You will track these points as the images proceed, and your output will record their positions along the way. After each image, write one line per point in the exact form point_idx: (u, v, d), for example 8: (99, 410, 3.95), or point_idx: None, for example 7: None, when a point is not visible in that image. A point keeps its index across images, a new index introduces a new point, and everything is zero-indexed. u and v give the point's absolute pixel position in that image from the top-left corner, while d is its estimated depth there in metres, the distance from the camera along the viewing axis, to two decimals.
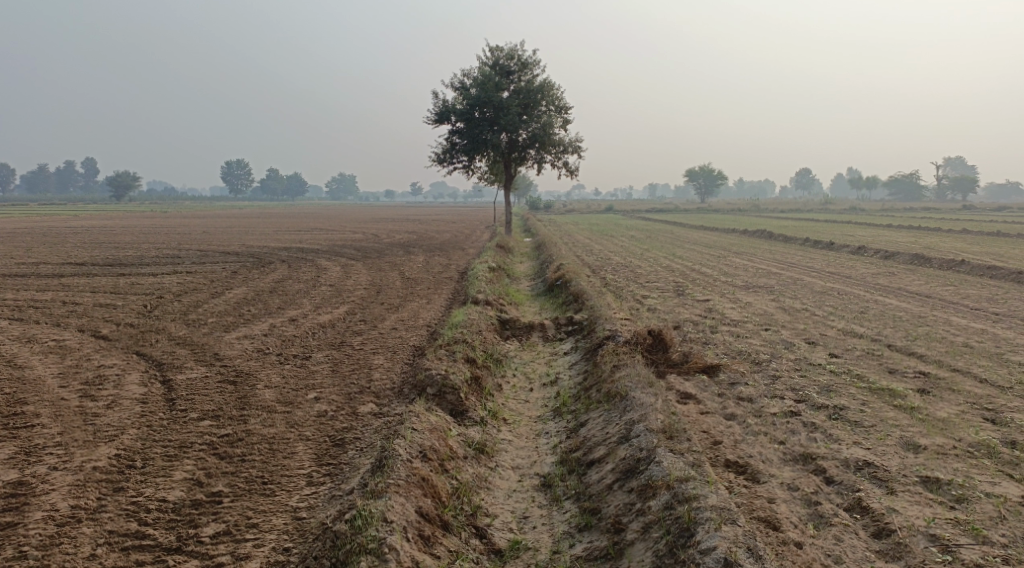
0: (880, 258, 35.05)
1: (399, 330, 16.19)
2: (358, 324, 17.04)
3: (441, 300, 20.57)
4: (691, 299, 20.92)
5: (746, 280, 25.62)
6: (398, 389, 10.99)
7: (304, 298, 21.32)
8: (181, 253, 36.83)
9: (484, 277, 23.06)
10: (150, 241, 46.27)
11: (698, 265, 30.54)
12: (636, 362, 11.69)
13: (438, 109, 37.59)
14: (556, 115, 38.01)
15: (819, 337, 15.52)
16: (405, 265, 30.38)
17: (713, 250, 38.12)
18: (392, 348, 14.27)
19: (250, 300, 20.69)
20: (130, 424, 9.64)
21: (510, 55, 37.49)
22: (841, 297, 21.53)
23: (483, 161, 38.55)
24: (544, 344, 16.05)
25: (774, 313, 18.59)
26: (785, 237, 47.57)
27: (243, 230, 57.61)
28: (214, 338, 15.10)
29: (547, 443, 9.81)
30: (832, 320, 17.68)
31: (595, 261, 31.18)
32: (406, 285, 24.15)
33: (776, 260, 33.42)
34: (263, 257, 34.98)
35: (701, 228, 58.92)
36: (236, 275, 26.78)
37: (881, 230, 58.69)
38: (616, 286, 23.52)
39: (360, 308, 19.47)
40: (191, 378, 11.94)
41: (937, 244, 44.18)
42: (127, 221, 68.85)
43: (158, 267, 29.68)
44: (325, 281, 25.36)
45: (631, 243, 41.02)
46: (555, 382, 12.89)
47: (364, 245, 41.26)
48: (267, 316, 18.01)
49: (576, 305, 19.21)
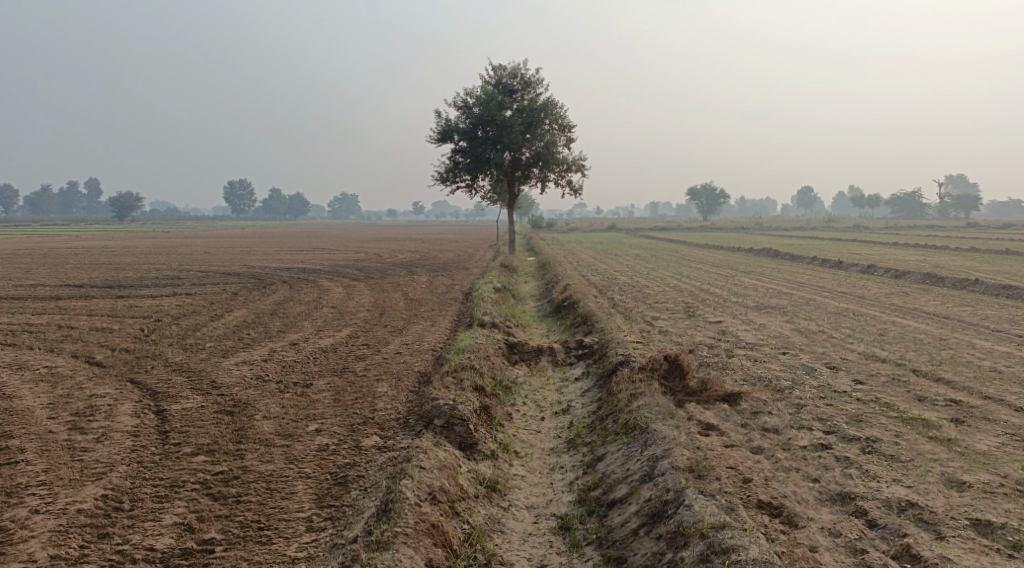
0: (890, 277, 34.51)
1: (404, 355, 15.62)
2: (361, 349, 16.47)
3: (446, 323, 20.00)
4: (702, 321, 20.36)
5: (756, 301, 25.05)
6: (403, 420, 10.40)
7: (305, 321, 20.73)
8: (182, 274, 36.27)
9: (490, 298, 22.50)
10: (150, 261, 45.70)
11: (707, 285, 29.98)
12: (653, 390, 11.13)
13: (441, 128, 37.19)
14: (560, 134, 37.60)
15: (840, 362, 14.96)
16: (409, 286, 29.84)
17: (720, 270, 37.57)
18: (396, 374, 13.69)
19: (249, 323, 20.12)
20: (119, 459, 9.07)
21: (513, 73, 37.13)
22: (856, 319, 20.96)
23: (486, 180, 38.09)
24: (553, 369, 15.47)
25: (790, 336, 18.02)
26: (792, 256, 47.05)
27: (244, 249, 57.06)
28: (211, 365, 14.52)
29: (562, 479, 9.22)
30: (851, 343, 17.13)
31: (601, 281, 30.64)
32: (410, 306, 23.58)
33: (785, 279, 32.86)
34: (264, 278, 34.43)
35: (706, 246, 58.42)
36: (236, 297, 26.23)
37: (887, 248, 58.18)
38: (624, 307, 22.98)
39: (363, 332, 18.90)
40: (186, 408, 11.36)
41: (946, 262, 43.64)
42: (128, 241, 68.43)
43: (157, 289, 29.13)
44: (326, 303, 24.79)
45: (636, 263, 40.47)
46: (568, 411, 12.29)
47: (366, 265, 40.72)
48: (267, 340, 17.43)
49: (585, 328, 18.64)
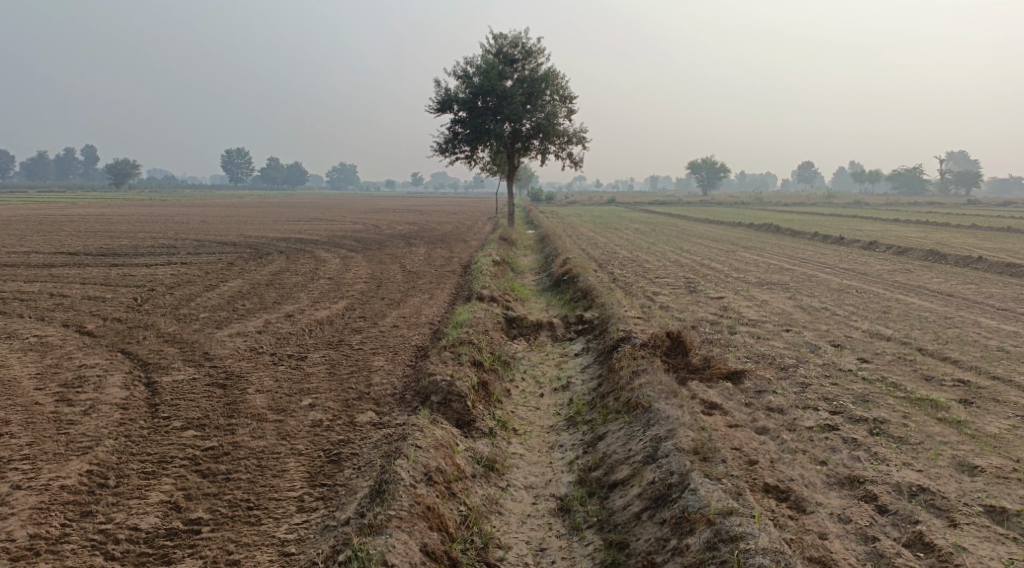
0: (892, 254, 34.22)
1: (401, 328, 15.34)
2: (357, 322, 16.17)
3: (444, 296, 19.70)
4: (704, 297, 20.07)
5: (758, 277, 24.74)
6: (399, 396, 10.13)
7: (301, 292, 20.41)
8: (177, 244, 35.87)
9: (488, 271, 22.19)
10: (145, 230, 45.26)
11: (708, 260, 29.66)
12: (656, 368, 10.87)
13: (441, 98, 36.68)
14: (561, 105, 37.08)
15: (845, 340, 14.70)
16: (407, 258, 29.51)
17: (721, 245, 37.23)
18: (393, 348, 13.41)
19: (244, 294, 19.81)
20: (105, 433, 8.80)
21: (515, 43, 36.54)
22: (859, 296, 20.68)
23: (486, 151, 37.61)
24: (553, 344, 15.20)
25: (793, 313, 17.75)
26: (793, 232, 46.69)
27: (241, 219, 56.59)
28: (204, 336, 14.23)
29: (562, 458, 8.99)
30: (855, 320, 16.86)
31: (601, 255, 30.33)
32: (407, 279, 23.26)
33: (786, 255, 32.56)
34: (261, 248, 34.07)
35: (707, 221, 58.03)
36: (231, 266, 25.88)
37: (887, 224, 57.85)
38: (625, 281, 22.68)
39: (360, 304, 18.60)
40: (177, 381, 11.07)
41: (948, 240, 43.32)
42: (125, 210, 68.01)
43: (151, 258, 28.78)
44: (323, 274, 24.47)
45: (636, 237, 40.12)
46: (567, 387, 12.03)
47: (364, 236, 40.34)
48: (262, 311, 17.14)
49: (585, 303, 18.35)
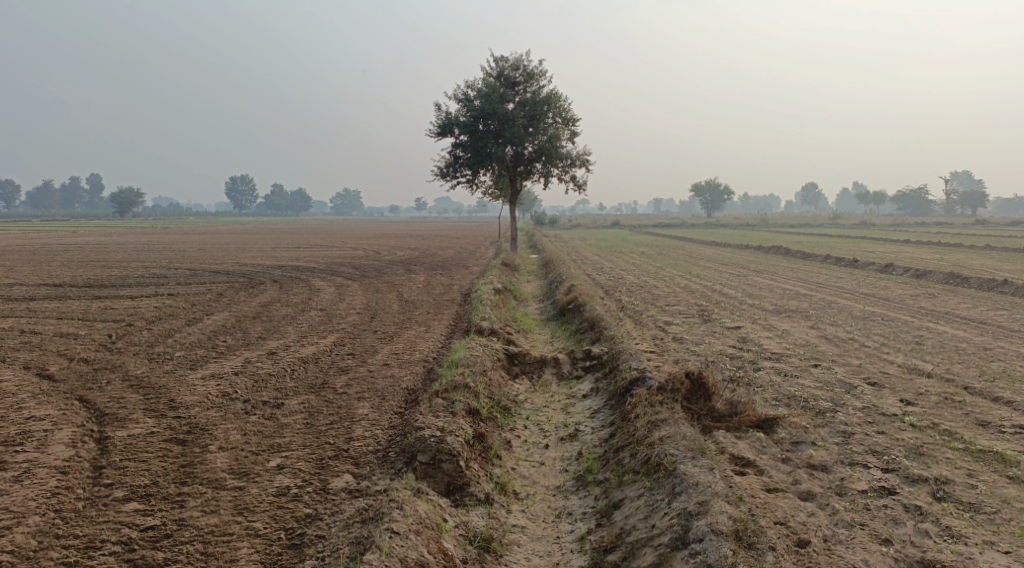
0: (911, 277, 32.82)
1: (392, 368, 13.97)
2: (345, 360, 14.80)
3: (441, 329, 18.35)
4: (719, 327, 18.74)
5: (774, 303, 23.36)
6: (382, 455, 8.77)
7: (289, 327, 19.05)
8: (167, 273, 34.53)
9: (489, 300, 20.84)
10: (139, 258, 44.00)
11: (720, 285, 28.31)
12: (678, 419, 9.51)
13: (441, 121, 35.56)
14: (564, 127, 35.91)
15: (880, 377, 13.33)
16: (406, 286, 28.24)
17: (731, 269, 35.86)
18: (381, 392, 12.05)
19: (226, 329, 18.50)
20: (33, 505, 7.46)
21: (516, 65, 35.44)
22: (886, 325, 19.29)
23: (487, 175, 36.42)
24: (558, 384, 13.83)
25: (818, 345, 16.35)
26: (804, 254, 45.35)
27: (238, 246, 55.31)
28: (173, 379, 12.89)
29: (571, 530, 7.81)
30: (887, 353, 15.52)
31: (608, 281, 29.03)
32: (403, 309, 21.94)
33: (800, 279, 31.18)
34: (254, 276, 32.80)
35: (714, 244, 56.62)
36: (219, 298, 24.52)
37: (899, 245, 56.38)
38: (634, 310, 21.37)
39: (350, 339, 17.27)
40: (131, 436, 9.73)
41: (965, 261, 41.96)
42: (122, 237, 66.64)
43: (137, 288, 27.52)
44: (314, 305, 23.14)
45: (643, 261, 38.79)
46: (576, 437, 10.64)
47: (363, 263, 39.05)
48: (243, 349, 15.82)
49: (592, 335, 17.02)
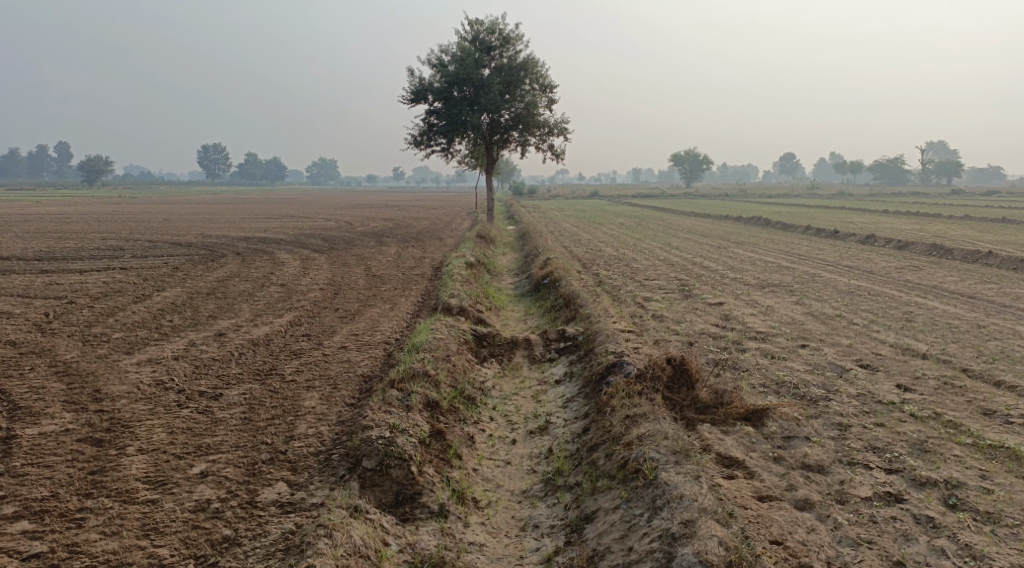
0: (894, 249, 32.03)
1: (349, 351, 12.90)
2: (298, 342, 13.72)
3: (408, 306, 17.28)
4: (701, 303, 17.82)
5: (757, 277, 22.44)
6: (324, 458, 7.87)
7: (245, 304, 17.91)
8: (125, 245, 33.15)
9: (459, 275, 19.76)
10: (99, 229, 42.37)
11: (700, 258, 27.40)
12: (659, 416, 8.55)
13: (414, 88, 34.19)
14: (541, 95, 34.65)
15: (873, 359, 12.43)
16: (374, 259, 27.10)
17: (712, 240, 34.95)
18: (332, 379, 11.02)
19: (177, 307, 17.32)
20: None
21: (492, 29, 34.02)
22: (874, 300, 18.40)
23: (462, 143, 35.17)
24: (529, 369, 12.83)
25: (805, 323, 15.42)
26: (784, 225, 44.54)
27: (206, 217, 53.62)
28: (105, 366, 11.83)
29: (536, 548, 7.11)
30: (877, 332, 14.65)
31: (585, 254, 28.03)
32: (369, 284, 20.84)
33: (782, 252, 30.32)
34: (216, 249, 31.44)
35: (694, 215, 55.67)
36: (175, 272, 23.27)
37: (878, 216, 55.85)
38: (611, 285, 20.41)
39: (308, 317, 16.20)
40: (41, 436, 8.73)
41: (946, 232, 41.33)
42: (87, 207, 64.56)
43: (90, 262, 26.19)
44: (275, 280, 21.95)
45: (621, 232, 37.78)
46: (547, 431, 9.66)
47: (332, 235, 37.79)
48: (190, 330, 14.70)
49: (566, 313, 16.03)
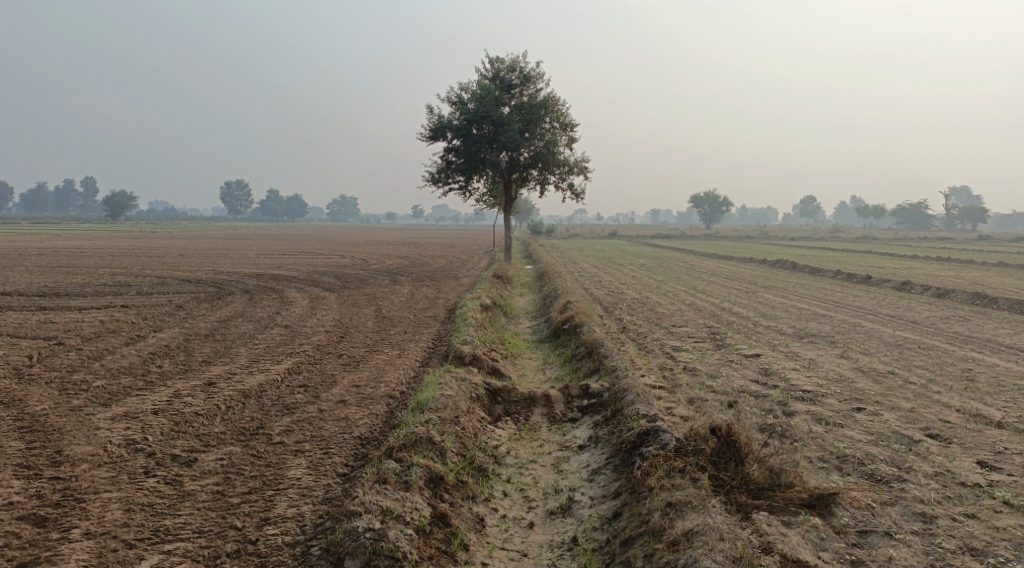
0: (932, 296, 30.45)
1: (348, 408, 11.48)
2: (294, 394, 12.34)
3: (417, 354, 15.93)
4: (735, 355, 16.41)
5: (792, 326, 20.94)
6: (300, 553, 7.00)
7: (243, 347, 16.66)
8: (133, 281, 32.08)
9: (474, 319, 18.44)
10: (108, 264, 41.36)
11: (729, 303, 25.95)
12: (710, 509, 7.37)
13: (433, 125, 33.21)
14: (562, 133, 33.57)
15: (942, 427, 10.96)
16: (386, 299, 25.88)
17: (740, 284, 33.53)
18: (325, 442, 9.65)
19: (170, 351, 16.06)
20: None
21: (512, 66, 33.08)
22: (925, 355, 16.87)
23: (481, 181, 34.05)
24: (549, 430, 11.36)
25: (855, 381, 13.96)
26: (812, 268, 43.01)
27: (220, 252, 52.64)
28: (74, 422, 10.48)
29: None
30: (937, 393, 13.20)
31: (607, 296, 26.70)
32: (379, 327, 19.56)
33: (814, 297, 28.82)
34: (225, 286, 30.35)
35: (717, 257, 54.19)
36: (176, 311, 22.06)
37: (908, 261, 54.08)
38: (637, 332, 19.04)
39: (309, 364, 14.90)
40: None
41: (982, 279, 39.67)
42: (105, 241, 63.90)
43: (91, 300, 25.04)
44: (279, 321, 20.68)
45: (643, 275, 36.38)
46: (570, 511, 8.23)
47: (346, 273, 36.61)
48: (178, 378, 13.41)
49: (590, 365, 14.63)
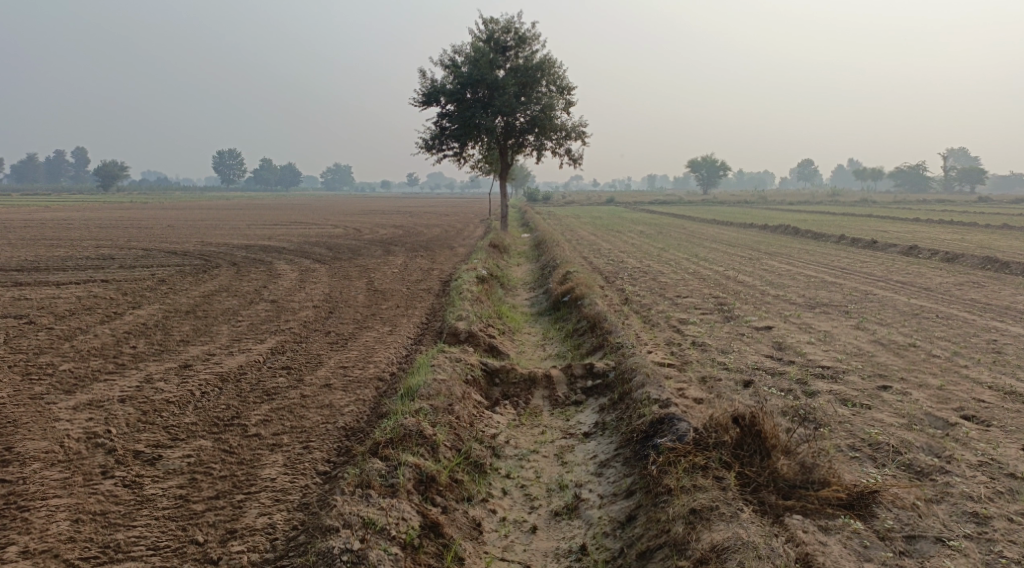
0: (941, 261, 29.55)
1: (333, 393, 10.54)
2: (275, 378, 11.41)
3: (410, 330, 14.98)
4: (746, 327, 15.53)
5: (801, 295, 20.05)
6: None
7: (225, 325, 15.70)
8: (117, 254, 31.01)
9: (469, 292, 17.47)
10: (94, 236, 40.21)
11: (733, 271, 25.03)
12: (739, 520, 6.73)
13: (426, 89, 31.98)
14: (559, 97, 32.37)
15: (978, 408, 10.06)
16: (379, 271, 24.89)
17: (742, 251, 32.57)
18: (305, 433, 8.74)
19: (146, 329, 15.10)
20: None
21: (507, 27, 31.74)
22: (945, 325, 16.00)
23: (476, 147, 32.90)
24: (551, 414, 10.49)
25: (876, 355, 13.05)
26: (814, 233, 42.02)
27: (210, 223, 51.43)
28: (32, 414, 9.54)
29: None
30: (965, 367, 12.36)
31: (607, 265, 25.75)
32: (370, 301, 18.60)
33: (821, 264, 27.84)
34: (212, 258, 29.29)
35: (717, 222, 53.12)
36: (158, 286, 21.04)
37: (911, 225, 52.98)
38: (640, 303, 18.14)
39: (294, 343, 13.96)
40: None
41: (988, 242, 38.80)
42: (92, 213, 62.58)
43: (71, 274, 23.98)
44: (265, 295, 19.70)
45: (643, 242, 35.36)
46: (578, 513, 7.59)
47: (337, 243, 35.53)
48: (152, 360, 12.48)
49: (594, 340, 13.70)
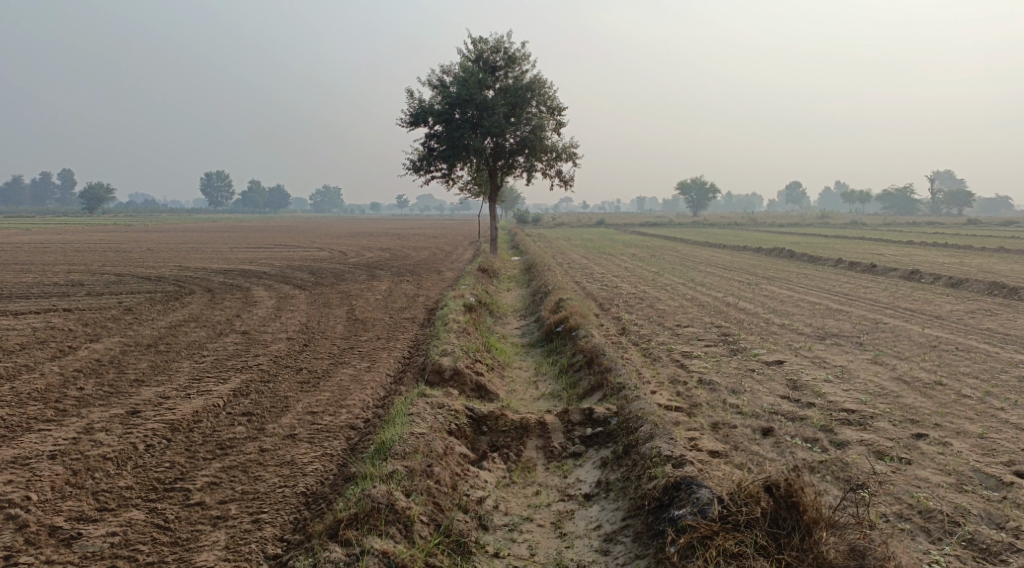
0: (947, 287, 28.45)
1: (297, 446, 9.22)
2: (234, 428, 10.04)
3: (389, 367, 13.66)
4: (755, 362, 14.30)
5: (808, 324, 18.86)
6: None
7: (187, 361, 14.37)
8: (87, 280, 29.52)
9: (455, 323, 16.19)
10: (68, 261, 38.56)
11: (733, 297, 23.87)
12: None
13: (412, 110, 30.86)
14: (549, 118, 31.31)
15: None
16: (361, 298, 23.54)
17: (739, 276, 31.44)
18: (257, 504, 7.53)
19: (99, 367, 13.74)
20: None
21: (496, 47, 30.71)
22: (968, 359, 14.85)
23: (464, 169, 31.74)
24: (547, 470, 9.19)
25: (903, 396, 11.84)
26: (811, 257, 40.95)
27: (191, 246, 49.83)
28: None
29: None
30: (1003, 410, 11.18)
31: (601, 291, 24.54)
32: (349, 333, 17.27)
33: (823, 290, 26.69)
34: (186, 285, 27.85)
35: (711, 245, 52.01)
36: (122, 316, 19.63)
37: (906, 248, 51.97)
38: (638, 334, 16.92)
39: (259, 382, 12.62)
40: None
41: (990, 266, 37.84)
42: (70, 236, 60.87)
43: (32, 302, 22.49)
44: (236, 326, 18.32)
45: (636, 266, 34.15)
46: None
47: (320, 267, 34.15)
48: (96, 406, 11.09)
49: (592, 379, 12.39)
